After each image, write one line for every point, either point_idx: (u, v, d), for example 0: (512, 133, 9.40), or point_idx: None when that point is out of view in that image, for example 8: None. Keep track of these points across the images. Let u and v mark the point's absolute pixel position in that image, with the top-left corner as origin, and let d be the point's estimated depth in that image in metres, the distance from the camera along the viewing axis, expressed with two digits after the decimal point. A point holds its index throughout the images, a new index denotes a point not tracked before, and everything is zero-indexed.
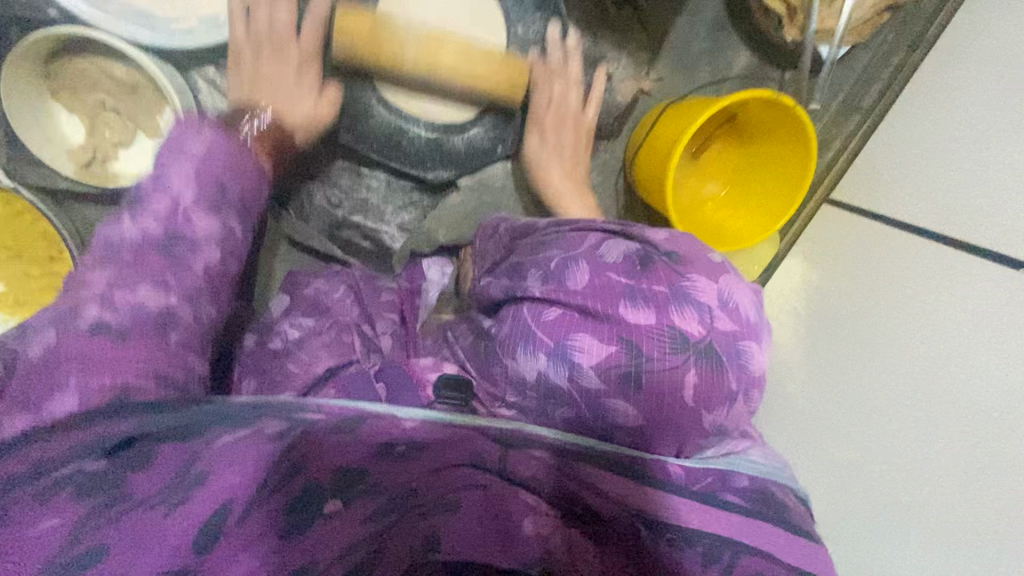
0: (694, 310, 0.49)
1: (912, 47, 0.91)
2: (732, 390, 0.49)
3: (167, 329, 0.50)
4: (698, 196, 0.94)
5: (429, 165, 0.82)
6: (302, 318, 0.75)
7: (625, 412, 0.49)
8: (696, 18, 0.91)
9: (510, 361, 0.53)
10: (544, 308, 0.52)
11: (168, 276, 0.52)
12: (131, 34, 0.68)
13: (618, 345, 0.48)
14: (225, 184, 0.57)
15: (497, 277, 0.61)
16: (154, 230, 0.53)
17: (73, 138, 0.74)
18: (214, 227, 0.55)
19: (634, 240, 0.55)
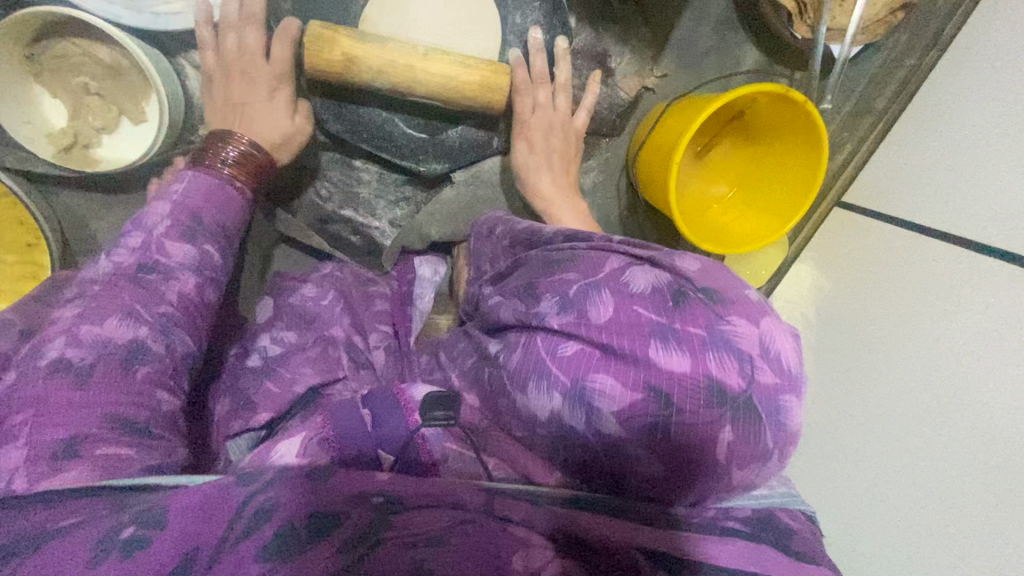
0: (733, 359, 0.38)
1: (929, 46, 0.86)
2: (767, 451, 0.39)
3: (134, 363, 0.48)
4: (703, 198, 0.90)
5: (420, 156, 0.80)
6: (283, 332, 0.70)
7: (645, 474, 0.39)
8: (703, 13, 0.88)
9: (519, 396, 0.42)
10: (561, 342, 0.41)
11: (138, 306, 0.50)
12: (115, 15, 0.67)
13: (645, 393, 0.38)
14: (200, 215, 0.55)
15: (506, 299, 0.49)
16: (127, 262, 0.51)
17: (55, 121, 0.72)
18: (191, 253, 0.54)
19: (662, 268, 0.43)
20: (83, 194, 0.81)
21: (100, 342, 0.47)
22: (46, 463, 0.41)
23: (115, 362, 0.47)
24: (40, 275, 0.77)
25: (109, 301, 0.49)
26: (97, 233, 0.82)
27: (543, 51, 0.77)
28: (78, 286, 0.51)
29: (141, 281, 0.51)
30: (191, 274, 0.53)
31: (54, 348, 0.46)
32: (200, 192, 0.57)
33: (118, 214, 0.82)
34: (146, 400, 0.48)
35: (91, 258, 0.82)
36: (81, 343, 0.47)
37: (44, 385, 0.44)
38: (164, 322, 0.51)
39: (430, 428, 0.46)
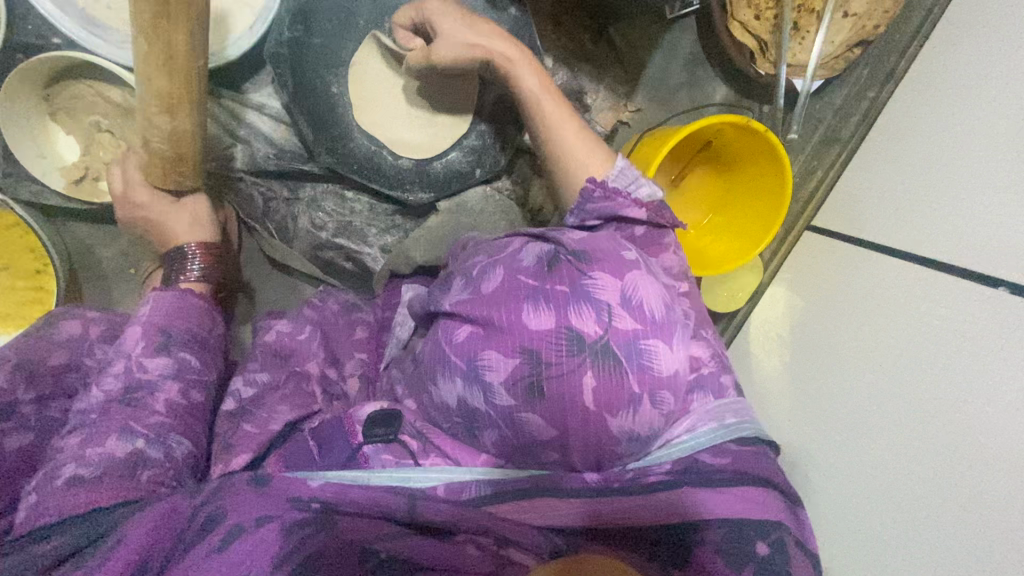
0: (592, 312, 0.51)
1: (885, 82, 0.93)
2: (633, 394, 0.50)
3: (139, 469, 0.53)
4: (680, 224, 0.94)
5: (408, 187, 0.84)
6: (258, 372, 0.72)
7: (537, 425, 0.50)
8: (674, 51, 0.94)
9: (432, 384, 0.55)
10: (456, 326, 0.55)
11: (131, 423, 0.56)
12: (128, 60, 0.73)
13: (519, 357, 0.50)
14: (169, 331, 0.63)
15: (430, 291, 0.64)
16: (116, 389, 0.58)
17: (68, 158, 0.78)
18: (166, 364, 0.61)
19: (548, 242, 0.57)
20: (89, 226, 0.86)
21: (108, 459, 0.53)
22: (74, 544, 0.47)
23: (119, 471, 0.52)
24: (46, 301, 0.81)
25: (108, 421, 0.55)
26: (102, 260, 0.87)
27: None
28: (76, 417, 0.57)
29: (132, 400, 0.57)
30: (173, 383, 0.60)
31: (67, 469, 0.52)
32: (161, 310, 0.65)
33: (122, 243, 0.87)
34: (149, 493, 0.52)
35: (96, 285, 0.87)
36: (89, 460, 0.52)
37: (64, 494, 0.50)
38: (159, 430, 0.57)
39: (371, 444, 0.55)
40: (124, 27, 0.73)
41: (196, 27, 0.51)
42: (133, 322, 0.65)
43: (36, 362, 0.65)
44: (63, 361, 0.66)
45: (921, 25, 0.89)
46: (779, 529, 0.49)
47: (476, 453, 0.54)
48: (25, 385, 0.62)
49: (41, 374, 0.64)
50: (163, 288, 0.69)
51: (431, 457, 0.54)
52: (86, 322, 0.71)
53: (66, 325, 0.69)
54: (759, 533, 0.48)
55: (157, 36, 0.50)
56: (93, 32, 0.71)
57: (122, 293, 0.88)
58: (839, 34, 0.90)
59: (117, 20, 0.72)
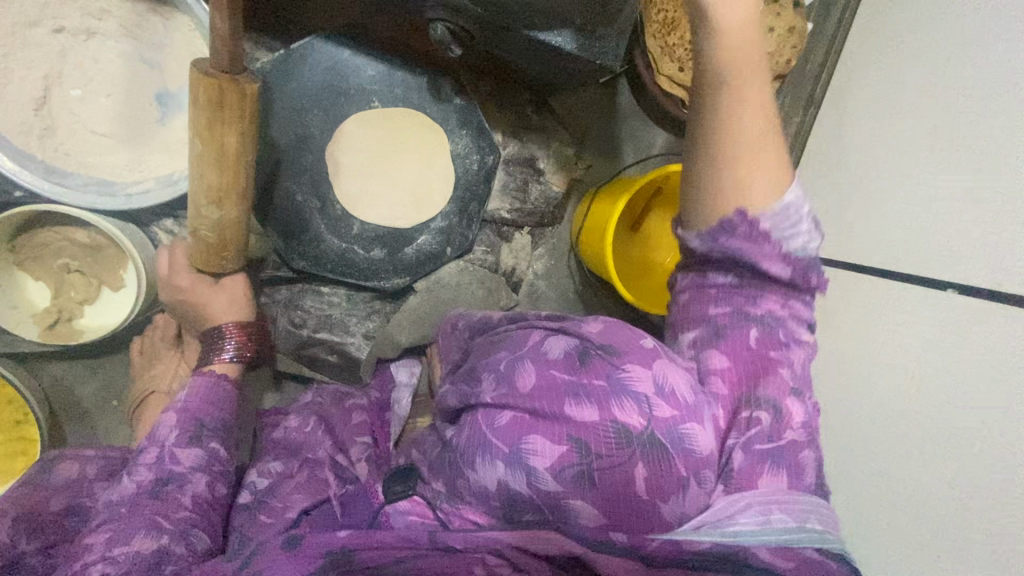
0: (632, 402, 0.50)
1: (808, 105, 1.03)
2: (681, 476, 0.48)
3: (162, 565, 0.53)
4: (646, 264, 0.99)
5: (383, 275, 0.87)
6: (271, 464, 0.73)
7: (587, 514, 0.49)
8: (612, 109, 1.00)
9: (469, 473, 0.52)
10: (496, 414, 0.52)
11: (159, 518, 0.57)
12: (89, 202, 0.73)
13: (569, 445, 0.49)
14: (204, 419, 0.65)
15: (455, 386, 0.60)
16: (148, 480, 0.59)
17: (39, 303, 0.79)
18: (198, 455, 0.63)
19: (571, 334, 0.56)
20: (66, 365, 0.85)
21: (133, 557, 0.53)
22: None
23: (145, 566, 0.53)
24: (30, 449, 0.80)
25: (136, 518, 0.56)
26: (82, 400, 0.86)
27: (478, 168, 0.87)
28: (105, 511, 0.58)
29: (162, 494, 0.59)
30: (202, 474, 0.62)
31: (95, 571, 0.52)
32: (198, 397, 0.67)
33: (102, 377, 0.86)
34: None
35: (80, 424, 0.86)
36: (116, 560, 0.53)
37: None
38: (183, 526, 0.57)
39: (392, 503, 0.58)
40: (81, 168, 0.75)
41: (245, 125, 0.60)
42: (167, 407, 0.66)
43: (36, 510, 0.63)
44: (65, 505, 0.64)
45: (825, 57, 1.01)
46: None
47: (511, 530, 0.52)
48: (28, 536, 0.61)
49: (42, 521, 0.62)
50: (200, 373, 0.70)
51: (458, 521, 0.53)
52: (84, 460, 0.69)
53: (63, 467, 0.68)
54: None
55: (211, 136, 0.59)
56: (52, 180, 0.72)
57: (107, 428, 0.86)
58: None
59: (75, 164, 0.75)
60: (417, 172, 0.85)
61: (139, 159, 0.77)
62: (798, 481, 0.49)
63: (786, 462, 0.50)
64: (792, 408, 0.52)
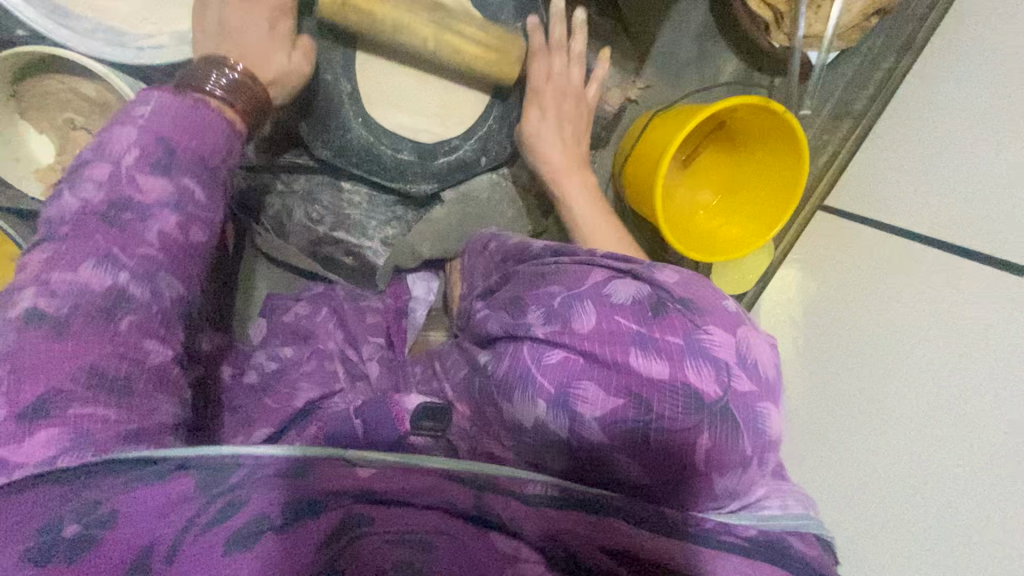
0: (711, 369, 0.46)
1: (904, 50, 0.88)
2: (746, 454, 0.46)
3: (116, 313, 0.42)
4: (687, 206, 0.92)
5: (410, 177, 0.80)
6: (281, 348, 0.76)
7: (631, 471, 0.46)
8: (684, 24, 0.89)
9: (505, 404, 0.51)
10: (546, 350, 0.49)
11: (115, 247, 0.44)
12: (98, 51, 0.65)
13: (626, 399, 0.46)
14: (177, 142, 0.47)
15: (495, 312, 0.58)
16: (95, 199, 0.44)
17: (43, 159, 0.73)
18: (166, 187, 0.46)
19: (642, 281, 0.52)
20: None
21: (63, 367, 0.39)
22: (16, 424, 0.37)
23: (96, 306, 0.42)
24: None
25: (82, 239, 0.43)
26: None
27: (528, 71, 0.79)
28: (44, 226, 0.45)
29: (114, 218, 0.44)
30: (171, 211, 0.46)
31: (25, 295, 0.41)
32: (172, 112, 0.48)
33: None
34: (132, 345, 0.42)
35: None
36: (53, 290, 0.41)
37: (23, 341, 0.39)
38: (148, 267, 0.44)
39: (416, 433, 0.58)
40: (90, 11, 0.66)
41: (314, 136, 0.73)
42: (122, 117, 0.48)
43: None
44: None
45: (933, 4, 0.85)
46: None
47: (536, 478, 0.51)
48: None
49: None
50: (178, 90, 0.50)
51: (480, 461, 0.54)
52: None
53: None
54: None
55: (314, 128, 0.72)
56: (59, 22, 0.64)
57: None
58: (857, 2, 0.85)
59: (83, 5, 0.66)
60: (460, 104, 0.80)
61: (155, 7, 0.68)
62: (755, 431, 0.46)
63: (739, 412, 0.46)
64: (753, 346, 0.49)
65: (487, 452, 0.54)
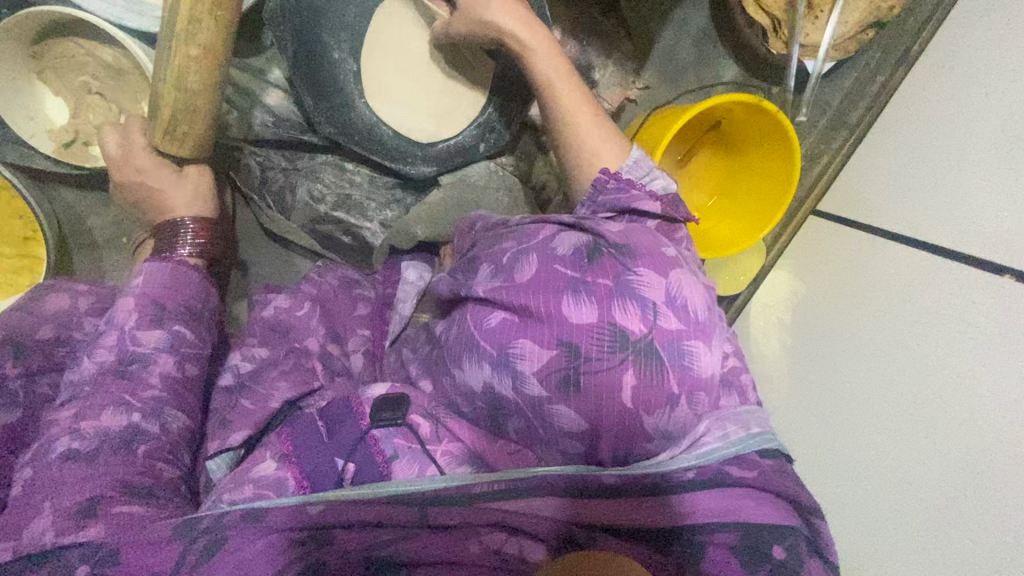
0: (636, 307, 0.48)
1: (896, 65, 0.91)
2: (674, 392, 0.48)
3: (135, 442, 0.54)
4: (685, 206, 0.93)
5: (409, 160, 0.82)
6: (256, 348, 0.72)
7: (569, 416, 0.48)
8: (683, 28, 0.92)
9: (456, 369, 0.53)
10: (487, 313, 0.51)
11: (128, 397, 0.56)
12: (119, 17, 0.69)
13: (557, 348, 0.47)
14: (165, 303, 0.61)
15: (452, 274, 0.59)
16: (110, 360, 0.57)
17: (57, 120, 0.75)
18: (161, 336, 0.60)
19: (585, 232, 0.53)
20: (78, 192, 0.83)
21: (104, 431, 0.53)
22: (73, 517, 0.47)
23: (115, 441, 0.53)
24: (36, 268, 0.80)
25: (102, 394, 0.55)
26: (92, 230, 0.84)
27: None
28: (70, 389, 0.57)
29: (125, 372, 0.57)
30: (168, 355, 0.59)
31: (61, 444, 0.52)
32: (156, 282, 0.63)
33: (114, 211, 0.85)
34: (147, 468, 0.53)
35: (87, 253, 0.85)
36: (82, 434, 0.52)
37: (56, 468, 0.50)
38: (154, 404, 0.57)
39: (379, 427, 0.53)
40: None
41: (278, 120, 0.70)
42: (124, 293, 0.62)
43: (24, 333, 0.64)
44: (53, 335, 0.66)
45: (926, 22, 0.88)
46: (794, 534, 0.49)
47: (495, 439, 0.53)
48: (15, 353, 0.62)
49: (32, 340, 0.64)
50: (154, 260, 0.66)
51: (442, 443, 0.53)
52: (76, 295, 0.70)
53: (56, 295, 0.68)
54: (774, 537, 0.48)
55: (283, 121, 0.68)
56: None
57: (114, 264, 0.85)
58: (853, 14, 0.88)
59: None
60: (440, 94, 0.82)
61: None
62: (681, 370, 0.48)
63: (670, 352, 0.48)
64: (682, 286, 0.50)
65: (462, 420, 0.53)
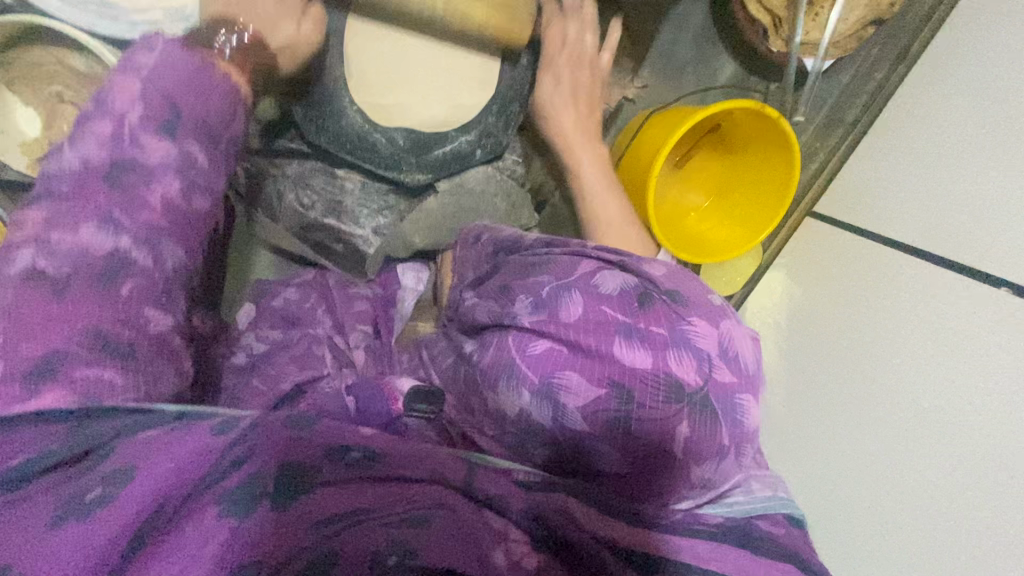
0: (691, 358, 0.49)
1: (898, 60, 0.89)
2: (723, 445, 0.49)
3: (117, 277, 0.44)
4: (679, 207, 0.92)
5: (404, 167, 0.79)
6: (268, 332, 0.77)
7: (610, 460, 0.49)
8: (684, 24, 0.90)
9: (490, 394, 0.53)
10: (532, 341, 0.52)
11: (118, 214, 0.45)
12: (90, 24, 0.64)
13: (608, 389, 0.48)
14: (183, 112, 0.49)
15: (482, 300, 0.59)
16: (96, 157, 0.46)
17: (28, 131, 0.71)
18: (169, 153, 0.48)
19: (630, 274, 0.55)
20: None
21: (72, 252, 0.44)
22: (22, 383, 0.40)
23: (90, 269, 0.44)
24: None
25: (77, 204, 0.45)
26: None
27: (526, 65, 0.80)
28: (43, 180, 0.47)
29: (115, 178, 0.46)
30: (173, 178, 0.47)
31: (25, 256, 0.43)
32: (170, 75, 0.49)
33: None
34: (122, 318, 0.44)
35: None
36: (54, 252, 0.43)
37: (12, 288, 0.42)
38: (148, 234, 0.46)
39: (411, 416, 0.57)
40: None
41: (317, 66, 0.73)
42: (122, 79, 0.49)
43: None
44: None
45: (926, 20, 0.87)
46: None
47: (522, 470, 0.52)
48: None
49: None
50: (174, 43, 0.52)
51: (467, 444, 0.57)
52: None
53: None
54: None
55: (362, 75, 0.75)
56: None
57: None
58: (854, 12, 0.86)
59: None
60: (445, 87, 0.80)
61: None
62: (732, 423, 0.49)
63: (722, 406, 0.49)
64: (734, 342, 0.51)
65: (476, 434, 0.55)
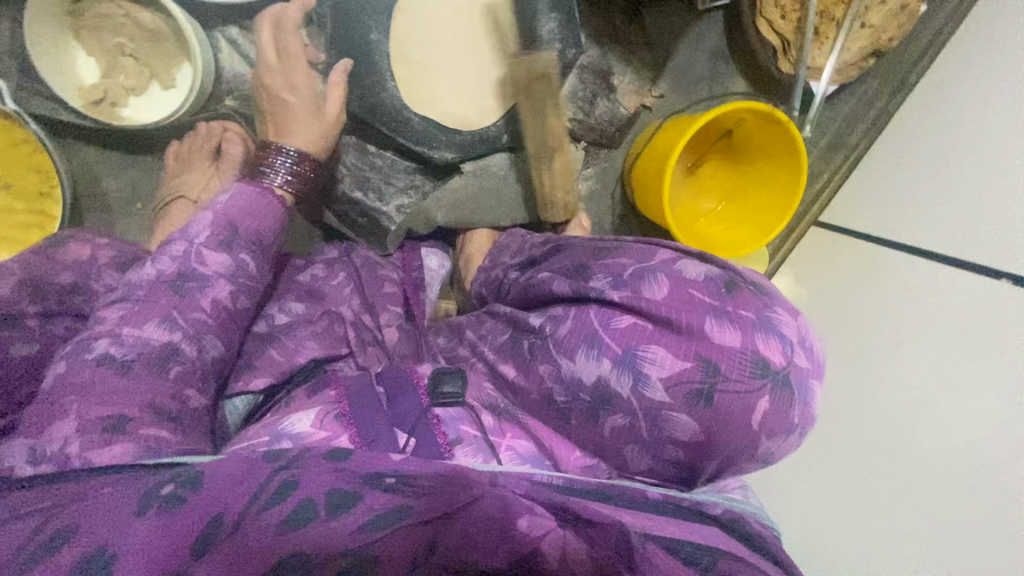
0: (777, 341, 0.49)
1: (896, 91, 0.97)
2: (793, 423, 0.49)
3: (169, 362, 0.53)
4: (692, 210, 0.97)
5: (434, 144, 0.84)
6: (293, 303, 0.73)
7: (685, 428, 0.48)
8: (699, 42, 0.98)
9: (565, 361, 0.52)
10: (614, 315, 0.52)
11: (175, 313, 0.55)
12: None
13: (694, 360, 0.48)
14: (238, 227, 0.61)
15: (559, 273, 0.58)
16: (168, 271, 0.57)
17: (87, 79, 0.76)
18: (225, 263, 0.59)
19: (710, 263, 0.53)
20: (100, 153, 0.83)
21: (141, 344, 0.53)
22: (97, 433, 0.48)
23: (152, 359, 0.53)
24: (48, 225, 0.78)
25: (149, 307, 0.54)
26: (108, 192, 0.84)
27: (556, 59, 0.84)
28: (122, 289, 0.57)
29: (179, 286, 0.56)
30: (225, 282, 0.58)
31: (100, 345, 0.52)
32: (241, 204, 0.62)
33: (133, 173, 0.84)
34: (172, 391, 0.53)
35: (98, 215, 0.84)
36: (122, 342, 0.52)
37: (89, 372, 0.50)
38: (198, 329, 0.56)
39: (442, 406, 0.54)
40: None
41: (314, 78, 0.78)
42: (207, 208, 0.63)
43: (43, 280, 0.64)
44: (70, 282, 0.65)
45: (921, 56, 0.95)
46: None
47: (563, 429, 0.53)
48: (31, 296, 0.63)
49: (49, 287, 0.64)
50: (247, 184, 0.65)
51: (503, 437, 0.54)
52: (95, 246, 0.69)
53: (74, 248, 0.67)
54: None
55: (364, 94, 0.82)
56: None
57: (124, 227, 0.84)
58: (856, 42, 0.93)
59: None
60: (473, 82, 0.83)
61: None
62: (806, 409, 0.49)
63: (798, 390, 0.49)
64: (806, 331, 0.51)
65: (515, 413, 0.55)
